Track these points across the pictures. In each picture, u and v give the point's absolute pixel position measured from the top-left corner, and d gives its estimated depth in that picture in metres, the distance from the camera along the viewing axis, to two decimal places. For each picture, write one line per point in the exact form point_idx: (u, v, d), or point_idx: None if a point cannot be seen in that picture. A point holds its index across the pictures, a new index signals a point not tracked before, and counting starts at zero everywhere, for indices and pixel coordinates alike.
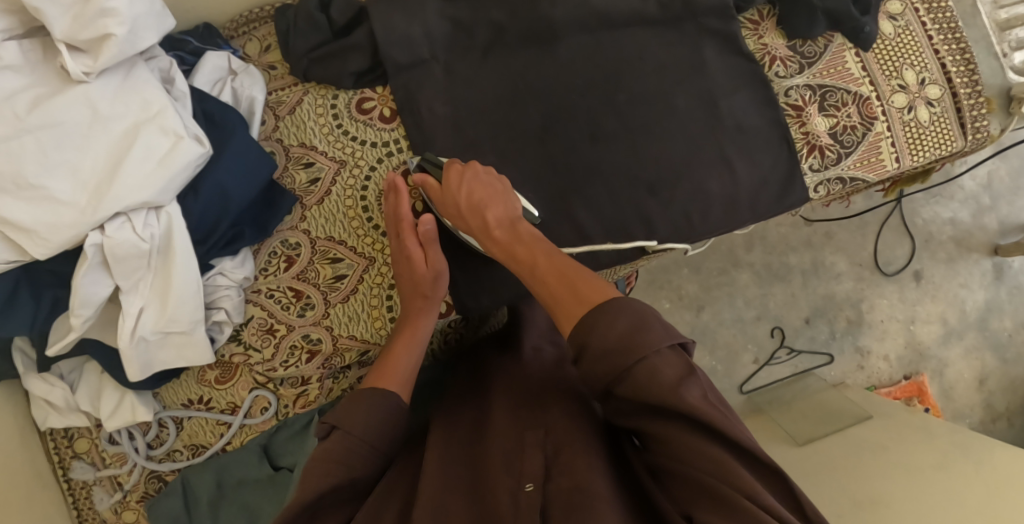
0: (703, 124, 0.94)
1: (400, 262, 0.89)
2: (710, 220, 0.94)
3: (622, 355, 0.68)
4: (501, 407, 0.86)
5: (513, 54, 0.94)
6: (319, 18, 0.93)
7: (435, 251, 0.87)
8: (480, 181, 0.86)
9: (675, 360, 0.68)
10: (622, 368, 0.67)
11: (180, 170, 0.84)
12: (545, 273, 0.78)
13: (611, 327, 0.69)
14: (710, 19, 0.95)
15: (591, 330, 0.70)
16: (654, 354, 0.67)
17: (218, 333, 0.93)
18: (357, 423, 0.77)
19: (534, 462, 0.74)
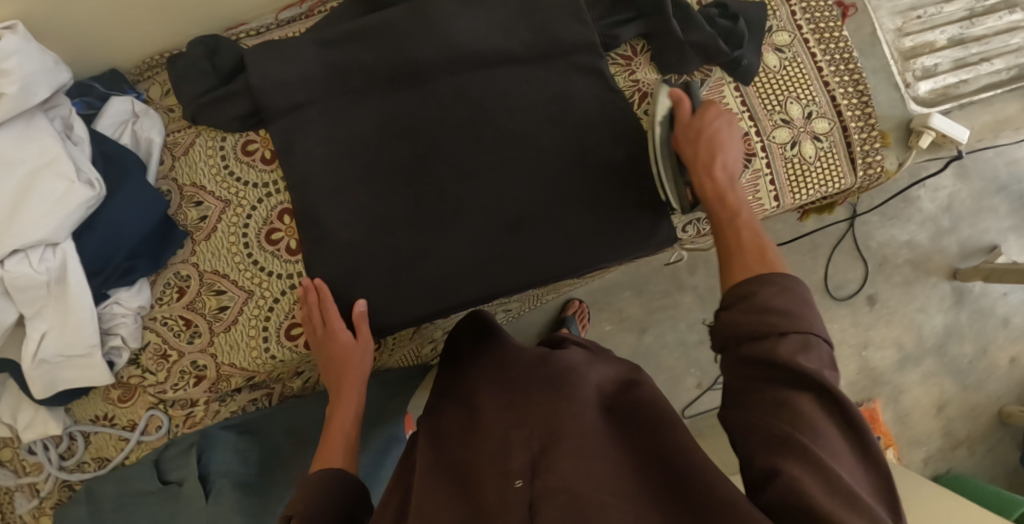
0: (567, 162, 0.96)
1: (331, 345, 0.93)
2: (570, 260, 0.96)
3: (793, 320, 0.68)
4: (489, 402, 0.83)
5: (384, 94, 0.98)
6: (204, 65, 0.99)
7: (365, 330, 0.94)
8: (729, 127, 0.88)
9: (822, 349, 0.67)
10: (774, 331, 0.67)
11: (74, 211, 0.92)
12: (743, 225, 0.80)
13: (783, 296, 0.70)
14: (580, 55, 0.97)
15: (758, 290, 0.71)
16: (809, 336, 0.67)
17: (118, 357, 1.00)
18: (311, 506, 0.73)
19: (520, 462, 0.70)
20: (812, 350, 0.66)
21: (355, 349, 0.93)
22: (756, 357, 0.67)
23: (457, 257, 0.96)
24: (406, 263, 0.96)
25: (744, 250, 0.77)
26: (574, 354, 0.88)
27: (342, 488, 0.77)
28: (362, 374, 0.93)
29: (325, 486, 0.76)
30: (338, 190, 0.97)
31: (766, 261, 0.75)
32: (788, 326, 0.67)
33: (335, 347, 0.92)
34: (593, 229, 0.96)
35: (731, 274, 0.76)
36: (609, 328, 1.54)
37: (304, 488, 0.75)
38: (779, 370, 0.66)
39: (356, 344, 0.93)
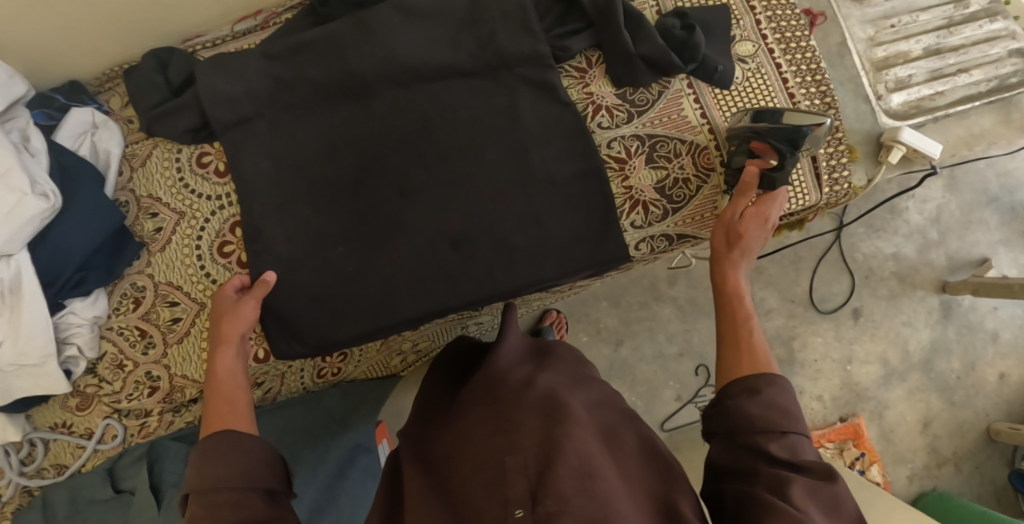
0: (513, 177, 0.95)
1: (223, 311, 0.91)
2: (511, 274, 0.95)
3: (783, 418, 0.72)
4: (476, 424, 0.82)
5: (331, 109, 0.98)
6: (156, 79, 1.00)
7: (262, 290, 0.92)
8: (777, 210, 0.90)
9: (800, 445, 0.72)
10: (776, 428, 0.71)
11: (26, 223, 0.94)
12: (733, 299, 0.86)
13: (782, 395, 0.74)
14: (527, 68, 0.95)
15: (761, 388, 0.74)
16: (794, 435, 0.71)
17: (75, 366, 1.02)
18: (213, 476, 0.74)
19: (518, 489, 0.70)
20: (796, 448, 0.71)
21: (239, 311, 0.90)
22: (751, 441, 0.71)
23: (405, 270, 0.96)
24: (357, 274, 0.96)
25: (740, 344, 0.81)
26: (557, 378, 0.90)
27: (247, 450, 0.77)
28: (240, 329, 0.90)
29: (222, 449, 0.76)
30: (286, 205, 0.97)
31: (760, 364, 0.78)
32: (781, 425, 0.71)
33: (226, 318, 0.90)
34: (539, 245, 0.95)
35: (727, 368, 0.80)
36: (585, 339, 1.52)
37: (204, 456, 0.76)
38: (768, 462, 0.69)
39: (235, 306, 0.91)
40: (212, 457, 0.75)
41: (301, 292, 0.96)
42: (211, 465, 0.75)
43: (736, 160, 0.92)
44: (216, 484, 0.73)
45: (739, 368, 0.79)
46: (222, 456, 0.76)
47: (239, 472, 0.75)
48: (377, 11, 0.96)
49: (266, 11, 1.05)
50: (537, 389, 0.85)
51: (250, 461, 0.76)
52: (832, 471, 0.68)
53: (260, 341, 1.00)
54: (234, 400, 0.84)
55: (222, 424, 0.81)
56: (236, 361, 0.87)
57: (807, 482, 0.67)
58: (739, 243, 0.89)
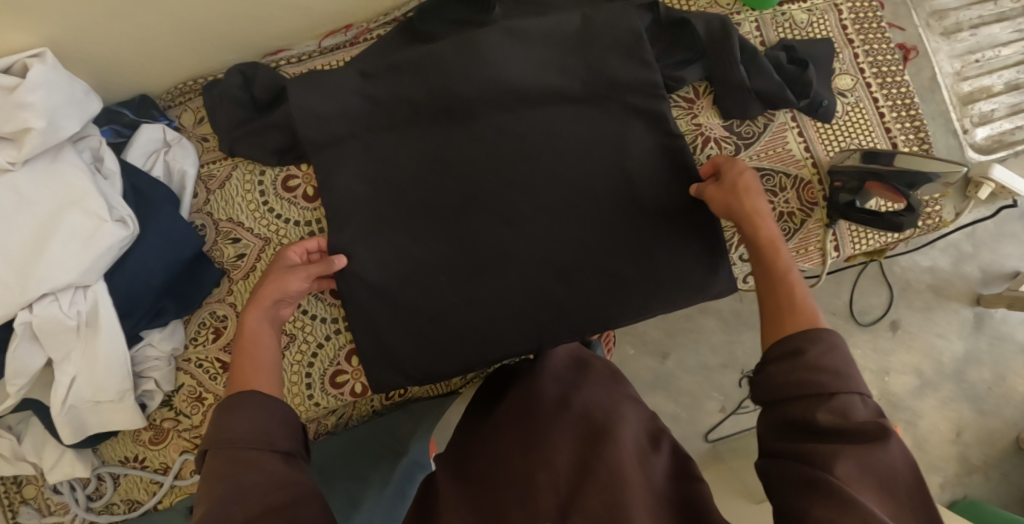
0: (622, 206, 0.93)
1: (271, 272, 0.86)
2: (613, 304, 0.93)
3: (834, 381, 0.65)
4: (506, 438, 0.81)
5: (429, 131, 0.94)
6: (241, 95, 0.95)
7: (316, 267, 0.86)
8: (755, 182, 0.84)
9: (859, 405, 0.65)
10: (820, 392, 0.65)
11: (104, 252, 0.88)
12: (769, 282, 0.77)
13: (832, 354, 0.67)
14: (634, 96, 0.93)
15: (806, 348, 0.68)
16: (847, 393, 0.65)
17: (150, 400, 0.97)
18: (228, 431, 0.68)
19: (547, 501, 0.72)
20: (851, 410, 0.64)
21: (285, 279, 0.84)
22: (801, 416, 0.65)
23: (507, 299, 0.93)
24: (458, 308, 0.92)
25: (782, 298, 0.75)
26: (597, 390, 0.85)
27: (269, 409, 0.71)
28: (275, 295, 0.83)
29: (243, 407, 0.70)
30: (382, 231, 0.93)
31: (804, 319, 0.72)
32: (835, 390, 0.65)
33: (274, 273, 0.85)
34: (647, 279, 0.93)
35: (771, 315, 0.75)
36: (631, 351, 1.53)
37: (221, 414, 0.70)
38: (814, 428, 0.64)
39: (285, 269, 0.86)
40: (229, 414, 0.69)
41: (398, 330, 0.93)
42: (227, 421, 0.69)
43: (843, 196, 0.92)
44: (234, 442, 0.67)
45: (779, 325, 0.73)
46: (241, 414, 0.69)
47: (259, 431, 0.68)
48: (484, 33, 0.93)
49: (356, 25, 1.00)
50: (572, 409, 0.82)
51: (268, 418, 0.70)
52: (886, 432, 0.61)
53: (357, 376, 0.94)
54: (263, 357, 0.77)
55: (246, 383, 0.73)
56: (266, 324, 0.80)
57: (858, 449, 0.62)
58: (743, 218, 0.82)
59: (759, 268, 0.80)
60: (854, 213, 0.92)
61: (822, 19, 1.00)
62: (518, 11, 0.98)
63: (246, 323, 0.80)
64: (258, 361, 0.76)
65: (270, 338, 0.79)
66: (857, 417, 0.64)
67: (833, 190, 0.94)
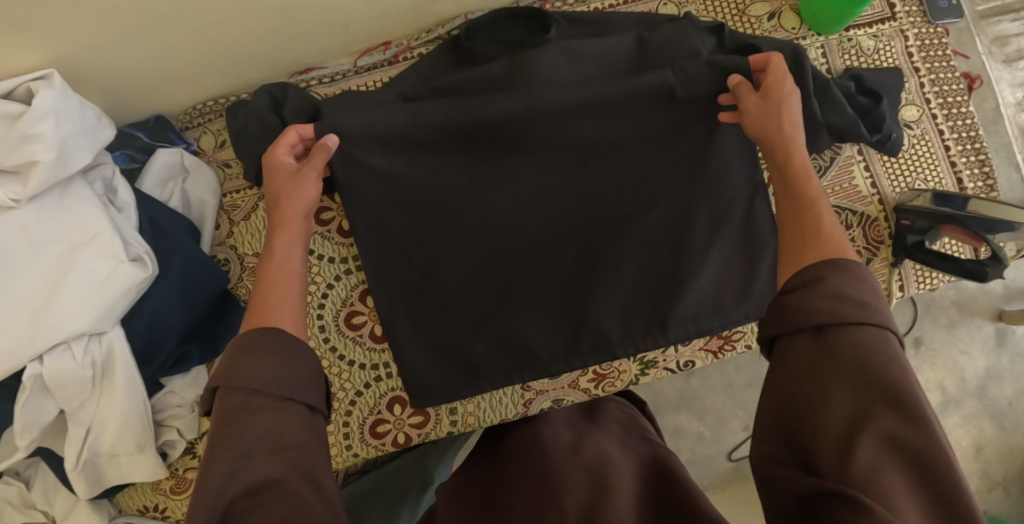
0: (679, 242, 0.88)
1: (275, 183, 0.74)
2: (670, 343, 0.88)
3: (859, 312, 0.54)
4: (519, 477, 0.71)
5: (477, 158, 0.86)
6: (271, 120, 0.85)
7: (322, 161, 0.75)
8: (798, 110, 0.74)
9: (882, 342, 0.53)
10: (842, 323, 0.54)
11: (120, 296, 0.80)
12: (802, 193, 0.67)
13: (858, 285, 0.56)
14: (695, 127, 0.86)
15: (827, 274, 0.57)
16: (867, 330, 0.54)
17: (172, 448, 0.90)
18: (247, 373, 0.55)
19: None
20: (876, 351, 0.53)
21: (300, 190, 0.73)
22: (833, 361, 0.53)
23: (562, 340, 0.88)
24: (507, 350, 0.87)
25: (807, 221, 0.64)
26: (608, 440, 0.76)
27: (291, 350, 0.58)
28: (292, 203, 0.73)
29: (263, 346, 0.57)
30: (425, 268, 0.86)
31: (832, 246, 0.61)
32: (861, 323, 0.54)
33: (280, 183, 0.74)
34: (705, 326, 0.88)
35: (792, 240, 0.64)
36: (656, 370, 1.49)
37: (238, 347, 0.57)
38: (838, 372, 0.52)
39: (295, 173, 0.75)
40: (248, 353, 0.57)
41: (433, 374, 0.86)
42: (246, 359, 0.56)
43: (910, 237, 0.88)
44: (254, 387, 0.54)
45: (805, 241, 0.63)
46: (256, 353, 0.57)
47: (283, 378, 0.56)
48: (539, 54, 0.86)
49: (396, 42, 0.93)
50: (587, 455, 0.72)
51: (289, 358, 0.57)
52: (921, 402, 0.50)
53: (400, 425, 0.88)
54: (282, 284, 0.65)
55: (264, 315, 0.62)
56: (298, 242, 0.70)
57: (887, 423, 0.50)
58: (774, 142, 0.72)
59: (785, 188, 0.69)
60: (921, 254, 0.88)
61: (888, 46, 0.95)
62: (573, 33, 0.91)
63: (275, 243, 0.69)
64: (285, 285, 0.65)
65: (297, 260, 0.69)
66: (879, 361, 0.52)
67: (900, 229, 0.89)
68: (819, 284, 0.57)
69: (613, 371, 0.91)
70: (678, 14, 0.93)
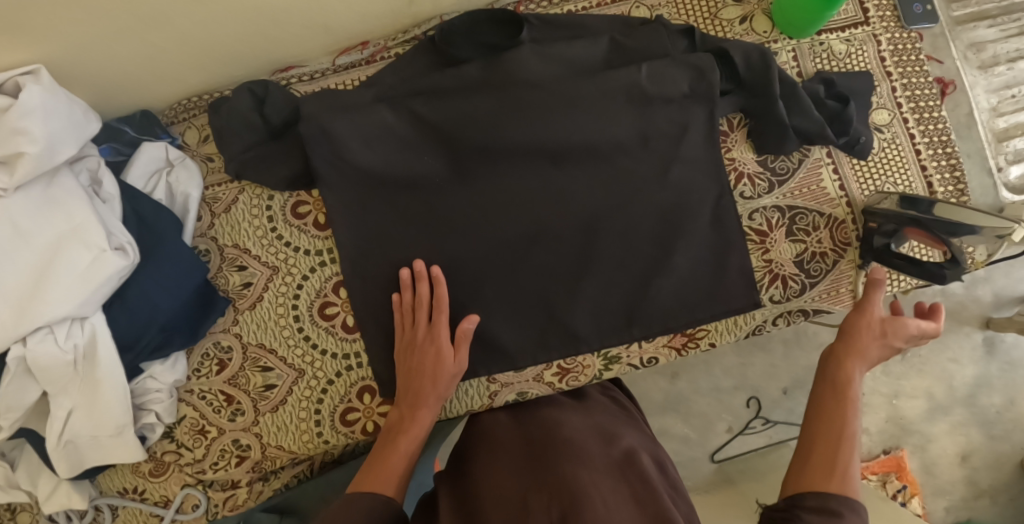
0: (651, 239, 0.89)
1: (423, 352, 0.83)
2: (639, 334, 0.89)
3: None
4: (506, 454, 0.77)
5: (455, 147, 0.87)
6: (253, 117, 0.88)
7: (465, 352, 0.83)
8: (890, 323, 0.86)
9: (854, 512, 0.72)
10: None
11: (104, 283, 0.83)
12: (824, 387, 0.83)
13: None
14: (658, 122, 0.88)
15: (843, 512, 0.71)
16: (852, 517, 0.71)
17: (151, 432, 0.92)
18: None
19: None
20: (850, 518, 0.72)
21: (439, 367, 0.82)
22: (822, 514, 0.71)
23: (531, 334, 0.88)
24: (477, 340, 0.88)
25: (823, 444, 0.79)
26: (586, 418, 0.83)
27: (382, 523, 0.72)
28: (444, 395, 0.84)
29: (369, 510, 0.72)
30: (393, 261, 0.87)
31: (835, 484, 0.75)
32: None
33: (424, 351, 0.83)
34: (671, 324, 0.89)
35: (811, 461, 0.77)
36: (641, 371, 1.51)
37: (344, 506, 0.72)
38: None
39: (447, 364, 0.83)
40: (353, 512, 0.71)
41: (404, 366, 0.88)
42: (346, 516, 0.70)
43: (877, 239, 0.89)
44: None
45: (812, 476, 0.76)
46: (360, 513, 0.71)
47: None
48: (510, 56, 0.88)
49: (373, 42, 0.95)
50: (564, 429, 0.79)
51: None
52: None
53: (369, 413, 0.89)
54: (395, 458, 0.78)
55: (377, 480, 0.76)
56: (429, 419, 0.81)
57: None
58: (835, 353, 0.86)
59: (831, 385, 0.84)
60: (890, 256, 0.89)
61: (861, 50, 0.95)
62: (548, 35, 0.92)
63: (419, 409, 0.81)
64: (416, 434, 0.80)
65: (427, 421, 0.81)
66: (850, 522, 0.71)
67: (867, 231, 0.90)
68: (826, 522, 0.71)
69: (576, 366, 0.90)
70: (650, 17, 0.95)
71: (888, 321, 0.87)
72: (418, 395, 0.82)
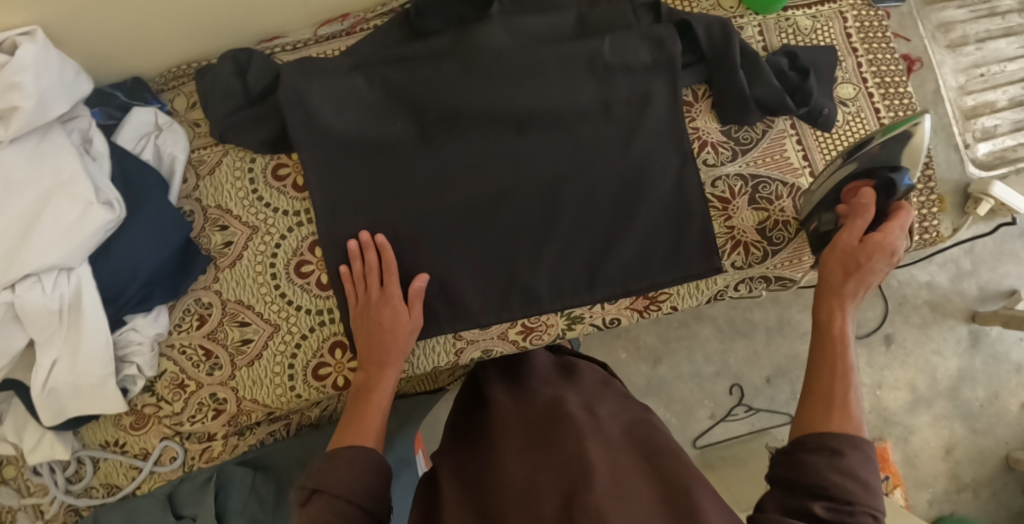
0: (615, 204, 0.92)
1: (380, 313, 0.85)
2: (599, 294, 0.91)
3: (862, 492, 0.63)
4: (507, 430, 0.78)
5: (423, 111, 0.90)
6: (235, 83, 0.92)
7: (419, 309, 0.87)
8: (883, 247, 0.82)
9: (863, 460, 0.66)
10: (851, 470, 0.64)
11: (90, 235, 0.87)
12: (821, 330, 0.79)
13: (867, 466, 0.66)
14: (620, 91, 0.91)
15: (845, 450, 0.66)
16: (853, 453, 0.66)
17: (132, 384, 0.96)
18: (341, 482, 0.68)
19: (551, 506, 0.63)
20: (858, 465, 0.65)
21: (396, 327, 0.85)
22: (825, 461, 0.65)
23: (494, 293, 0.90)
24: (442, 298, 0.90)
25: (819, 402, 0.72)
26: (581, 390, 0.84)
27: (372, 474, 0.71)
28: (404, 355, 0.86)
29: (360, 462, 0.71)
30: (364, 220, 0.89)
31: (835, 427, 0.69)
32: (862, 476, 0.64)
33: (381, 312, 0.85)
34: (632, 286, 0.92)
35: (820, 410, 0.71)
36: (624, 356, 1.53)
37: (332, 460, 0.71)
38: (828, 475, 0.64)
39: (404, 319, 0.86)
40: (342, 464, 0.70)
41: None
42: (340, 470, 0.69)
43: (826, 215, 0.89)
44: (347, 497, 0.68)
45: (811, 419, 0.71)
46: (351, 467, 0.70)
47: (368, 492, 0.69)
48: (480, 27, 0.91)
49: (353, 15, 1.00)
50: (565, 403, 0.79)
51: (375, 480, 0.71)
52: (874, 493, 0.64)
53: (340, 369, 0.92)
54: (373, 412, 0.78)
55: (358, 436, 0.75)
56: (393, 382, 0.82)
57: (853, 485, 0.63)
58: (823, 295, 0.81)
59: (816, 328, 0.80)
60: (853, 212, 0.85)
61: (826, 26, 0.98)
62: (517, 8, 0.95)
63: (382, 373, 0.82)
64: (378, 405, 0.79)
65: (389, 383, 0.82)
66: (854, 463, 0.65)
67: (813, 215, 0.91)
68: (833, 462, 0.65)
69: (540, 325, 0.93)
70: None
71: (858, 249, 0.82)
72: (377, 356, 0.83)
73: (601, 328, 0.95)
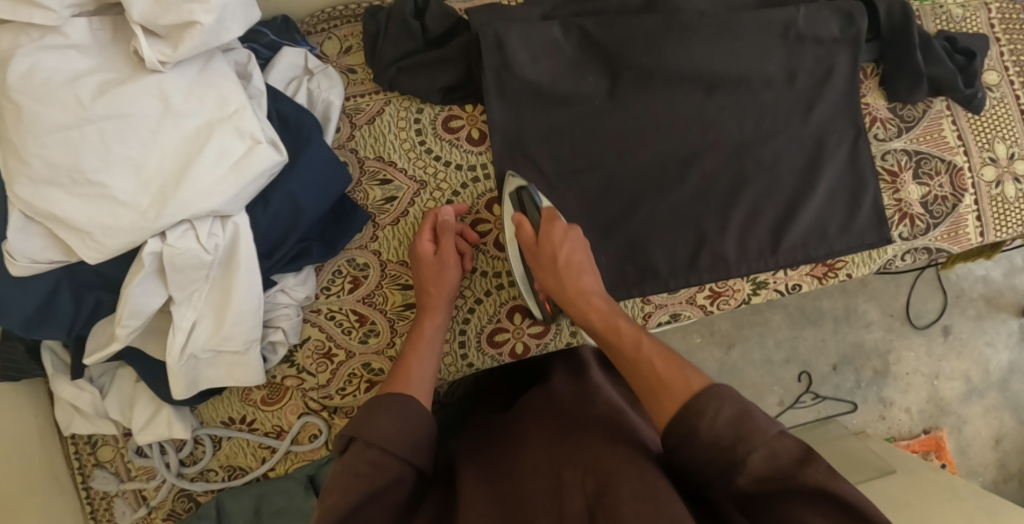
0: (795, 174, 0.91)
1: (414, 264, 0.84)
2: (782, 258, 0.90)
3: (737, 446, 0.57)
4: (532, 424, 0.74)
5: (615, 66, 0.87)
6: (414, 25, 0.88)
7: (446, 237, 0.83)
8: (576, 241, 0.80)
9: (732, 412, 0.59)
10: (713, 435, 0.58)
11: (254, 178, 0.77)
12: (643, 354, 0.69)
13: (746, 419, 0.58)
14: (806, 62, 0.91)
15: (702, 415, 0.59)
16: (709, 399, 0.60)
17: (272, 353, 0.86)
18: (379, 430, 0.64)
19: (575, 505, 0.59)
20: (744, 415, 0.58)
21: (440, 277, 0.82)
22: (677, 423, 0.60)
23: (681, 255, 0.88)
24: (631, 255, 0.88)
25: (653, 385, 0.65)
26: (615, 398, 0.79)
27: (410, 423, 0.67)
28: (451, 305, 0.83)
29: (395, 412, 0.66)
30: (567, 177, 0.87)
31: (680, 386, 0.63)
32: (753, 437, 0.57)
33: (417, 266, 0.83)
34: (812, 254, 0.91)
35: (654, 406, 0.64)
36: (698, 340, 1.50)
37: (372, 408, 0.67)
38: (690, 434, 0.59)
39: (438, 264, 0.82)
40: (380, 411, 0.66)
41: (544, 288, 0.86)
42: (377, 418, 0.65)
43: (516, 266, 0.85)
44: (384, 446, 0.64)
45: (652, 397, 0.65)
46: (388, 418, 0.66)
47: (401, 440, 0.65)
48: None
49: None
50: (599, 407, 0.75)
51: (412, 431, 0.66)
52: (742, 438, 0.57)
53: (518, 335, 0.88)
54: (416, 368, 0.75)
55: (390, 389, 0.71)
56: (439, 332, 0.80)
57: (724, 438, 0.57)
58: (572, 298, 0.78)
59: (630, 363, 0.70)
60: (532, 213, 0.82)
61: (974, 15, 1.02)
62: None
63: (421, 327, 0.80)
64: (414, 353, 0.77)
65: (435, 343, 0.79)
66: (724, 422, 0.58)
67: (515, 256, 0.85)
68: (689, 441, 0.59)
69: (727, 289, 0.92)
70: None
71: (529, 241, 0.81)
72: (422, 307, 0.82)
73: (785, 293, 0.94)
